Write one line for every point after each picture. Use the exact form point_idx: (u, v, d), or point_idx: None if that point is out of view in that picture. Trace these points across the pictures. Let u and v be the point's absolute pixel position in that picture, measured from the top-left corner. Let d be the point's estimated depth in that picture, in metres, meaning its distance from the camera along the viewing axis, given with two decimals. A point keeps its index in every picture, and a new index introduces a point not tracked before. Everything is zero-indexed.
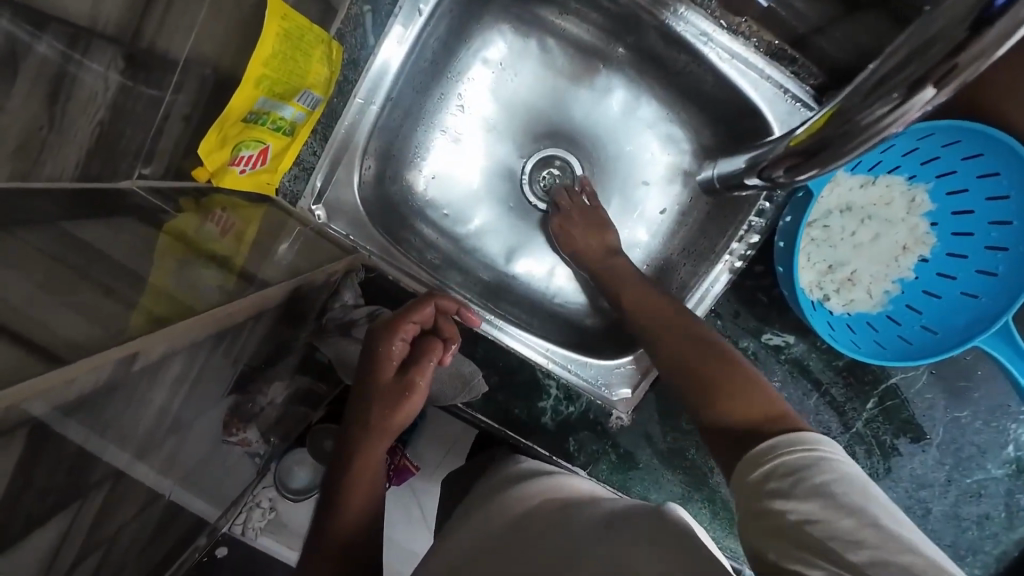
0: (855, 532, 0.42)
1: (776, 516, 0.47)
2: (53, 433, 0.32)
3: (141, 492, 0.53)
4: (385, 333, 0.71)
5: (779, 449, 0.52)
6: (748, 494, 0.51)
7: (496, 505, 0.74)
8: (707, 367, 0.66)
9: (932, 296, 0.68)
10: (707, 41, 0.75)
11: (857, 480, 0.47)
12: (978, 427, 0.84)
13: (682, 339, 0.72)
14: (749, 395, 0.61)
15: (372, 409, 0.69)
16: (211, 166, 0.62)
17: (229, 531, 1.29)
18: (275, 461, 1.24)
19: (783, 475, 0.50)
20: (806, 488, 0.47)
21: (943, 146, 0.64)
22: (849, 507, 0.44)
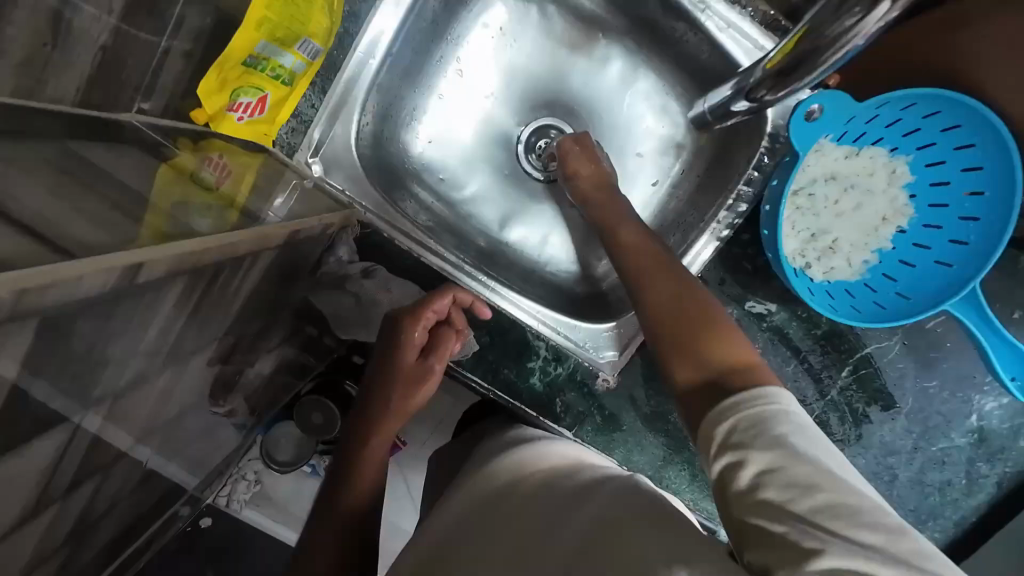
0: (811, 478, 0.47)
1: (740, 472, 0.50)
2: (63, 328, 0.33)
3: (138, 422, 0.54)
4: (408, 322, 0.76)
5: (740, 404, 0.54)
6: (714, 440, 0.54)
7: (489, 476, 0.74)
8: (688, 317, 0.66)
9: (907, 265, 0.71)
10: (704, 9, 0.77)
11: (797, 421, 0.52)
12: (945, 397, 0.88)
13: (674, 284, 0.71)
14: (730, 342, 0.63)
15: (393, 388, 0.74)
16: (211, 109, 0.67)
17: (214, 502, 1.31)
18: (262, 432, 1.25)
19: (746, 428, 0.52)
20: (763, 442, 0.50)
21: (925, 117, 0.65)
22: (804, 455, 0.48)
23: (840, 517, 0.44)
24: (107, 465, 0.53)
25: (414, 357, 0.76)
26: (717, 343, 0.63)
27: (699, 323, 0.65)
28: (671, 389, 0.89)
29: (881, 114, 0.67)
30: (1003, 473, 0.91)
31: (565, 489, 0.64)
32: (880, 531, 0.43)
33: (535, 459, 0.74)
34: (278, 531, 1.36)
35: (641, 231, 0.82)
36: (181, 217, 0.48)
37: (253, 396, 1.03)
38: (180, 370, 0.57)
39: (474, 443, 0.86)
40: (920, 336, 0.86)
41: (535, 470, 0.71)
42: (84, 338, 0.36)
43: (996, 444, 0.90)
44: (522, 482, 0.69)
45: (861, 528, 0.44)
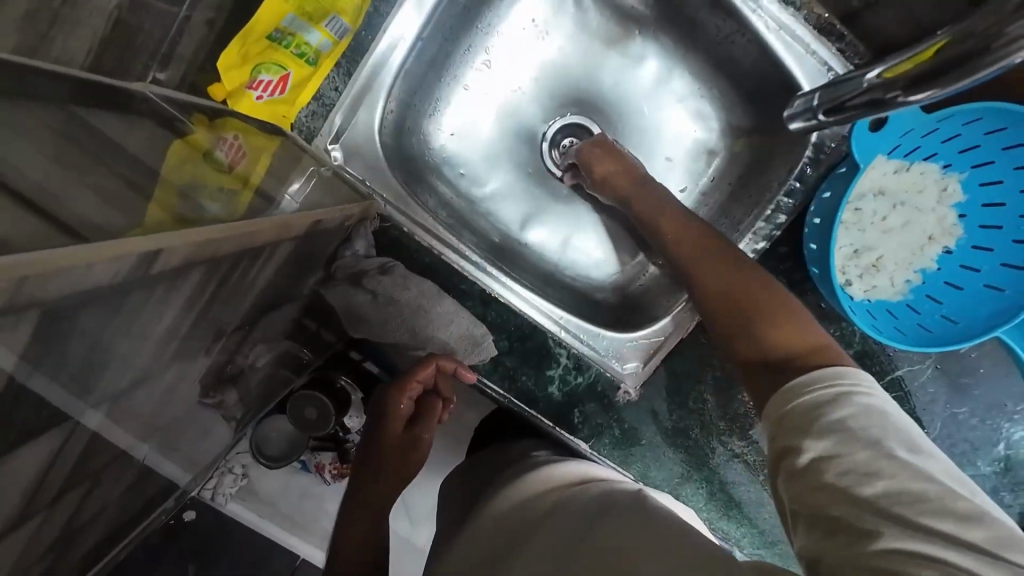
0: (871, 465, 0.45)
1: (795, 456, 0.49)
2: (66, 326, 0.28)
3: (138, 422, 0.50)
4: (395, 393, 0.79)
5: (807, 385, 0.52)
6: (777, 424, 0.53)
7: (512, 496, 0.74)
8: (750, 299, 0.64)
9: (954, 287, 0.68)
10: (756, 8, 0.73)
11: (874, 412, 0.48)
12: (974, 424, 0.85)
13: (725, 266, 0.68)
14: (794, 322, 0.61)
15: (384, 458, 0.79)
16: (229, 85, 0.64)
17: (199, 495, 1.25)
18: (252, 427, 1.19)
19: (805, 412, 0.51)
20: (819, 427, 0.49)
21: (987, 134, 0.63)
22: (867, 441, 0.46)
23: (905, 504, 0.43)
24: (102, 467, 0.48)
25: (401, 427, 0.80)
26: (781, 324, 0.61)
27: (760, 299, 0.64)
28: (694, 404, 0.86)
29: (940, 129, 0.64)
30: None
31: (579, 502, 0.66)
32: (950, 518, 0.42)
33: (556, 478, 0.75)
34: (263, 526, 1.32)
35: (682, 216, 0.77)
36: (196, 201, 0.43)
37: (252, 391, 0.98)
38: (186, 367, 0.52)
39: (497, 468, 0.86)
40: (954, 360, 0.84)
41: (557, 488, 0.72)
42: (88, 336, 0.31)
43: (1021, 474, 0.88)
44: (544, 498, 0.70)
45: (924, 515, 0.42)
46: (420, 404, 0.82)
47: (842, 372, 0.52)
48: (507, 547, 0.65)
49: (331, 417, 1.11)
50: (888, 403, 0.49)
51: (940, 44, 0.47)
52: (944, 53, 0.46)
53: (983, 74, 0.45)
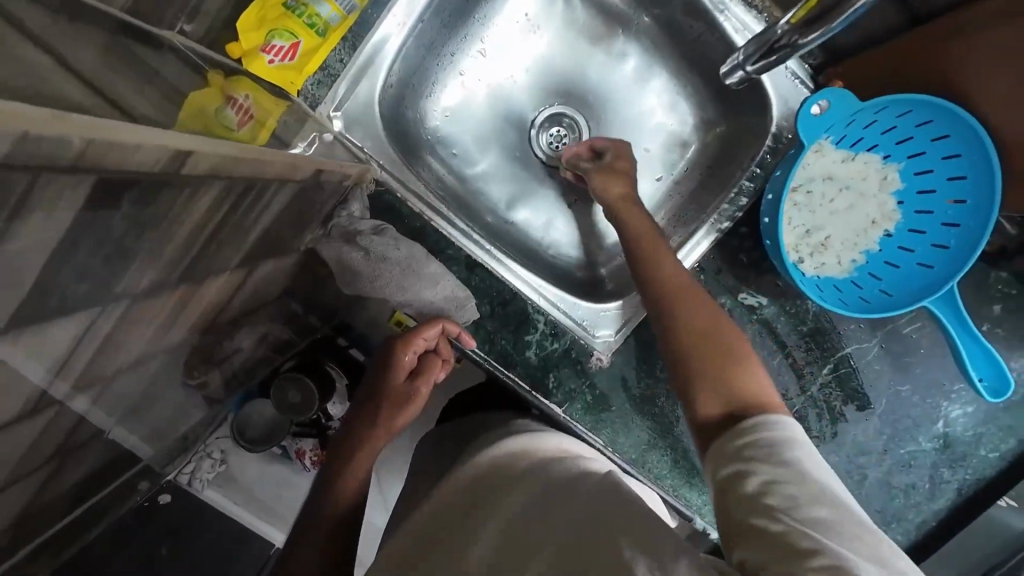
0: (803, 495, 0.51)
1: (745, 485, 0.55)
2: (109, 197, 0.34)
3: (146, 339, 0.54)
4: (398, 345, 0.80)
5: (775, 422, 0.59)
6: (730, 459, 0.58)
7: (489, 455, 0.78)
8: (682, 292, 0.72)
9: (892, 266, 0.76)
10: (724, 11, 0.82)
11: (820, 462, 0.55)
12: (916, 401, 0.93)
13: (671, 262, 0.76)
14: (714, 319, 0.70)
15: (380, 407, 0.79)
16: (246, 44, 0.71)
17: (176, 480, 1.26)
18: (233, 408, 1.22)
19: (773, 442, 0.57)
20: (751, 463, 0.56)
21: (917, 126, 0.70)
22: (801, 475, 0.53)
23: (828, 528, 0.48)
24: (109, 378, 0.53)
25: (402, 378, 0.81)
26: (703, 318, 0.70)
27: (689, 295, 0.72)
28: (661, 374, 0.92)
29: (878, 121, 0.72)
30: (962, 480, 0.96)
31: (549, 474, 0.70)
32: (858, 545, 0.47)
33: (534, 446, 0.79)
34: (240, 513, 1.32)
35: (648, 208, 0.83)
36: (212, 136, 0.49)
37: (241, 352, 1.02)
38: (192, 292, 0.57)
39: (476, 430, 0.91)
40: (898, 340, 0.91)
41: (535, 455, 0.77)
42: (122, 216, 0.36)
43: (959, 451, 0.95)
44: (516, 464, 0.75)
45: (845, 541, 0.47)
46: (420, 360, 0.83)
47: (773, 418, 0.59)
48: (484, 501, 0.69)
49: (314, 403, 1.14)
50: (821, 457, 0.56)
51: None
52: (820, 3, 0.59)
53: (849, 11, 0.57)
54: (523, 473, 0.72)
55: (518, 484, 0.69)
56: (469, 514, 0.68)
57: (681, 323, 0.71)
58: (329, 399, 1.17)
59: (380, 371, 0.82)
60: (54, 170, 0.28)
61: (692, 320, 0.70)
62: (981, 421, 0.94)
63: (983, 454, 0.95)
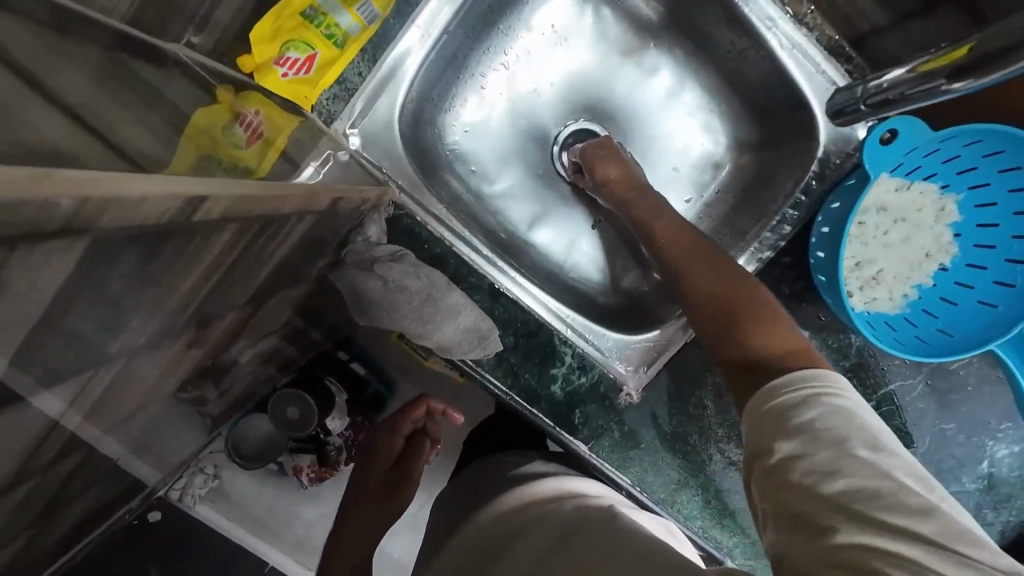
0: (833, 463, 0.45)
1: (767, 452, 0.49)
2: (105, 257, 0.27)
3: (143, 391, 0.48)
4: (386, 430, 0.85)
5: (781, 387, 0.52)
6: (755, 419, 0.52)
7: (496, 509, 0.72)
8: (730, 306, 0.66)
9: (949, 303, 0.71)
10: (771, 26, 0.77)
11: (839, 412, 0.48)
12: (961, 440, 0.88)
13: (712, 271, 0.70)
14: (776, 327, 0.63)
15: (378, 505, 0.80)
16: (259, 57, 0.65)
17: (166, 495, 1.15)
18: (229, 426, 1.13)
19: (775, 413, 0.51)
20: (792, 426, 0.49)
21: (984, 156, 0.66)
22: (831, 439, 0.47)
23: (864, 500, 0.43)
24: (100, 435, 0.46)
25: (388, 465, 0.83)
26: (762, 333, 0.62)
27: (743, 304, 0.66)
28: (694, 410, 0.86)
29: (940, 150, 0.67)
30: (1007, 523, 0.90)
31: (556, 518, 0.63)
32: (903, 513, 0.42)
33: (546, 490, 0.72)
34: (234, 533, 1.23)
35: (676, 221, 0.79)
36: (219, 167, 0.44)
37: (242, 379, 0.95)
38: (197, 335, 0.50)
39: (486, 480, 0.85)
40: (944, 376, 0.86)
41: (546, 500, 0.69)
42: (121, 274, 0.30)
43: (1004, 492, 0.90)
44: (525, 509, 0.68)
45: (883, 511, 0.43)
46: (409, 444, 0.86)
47: (812, 374, 0.52)
48: (499, 555, 0.63)
49: (313, 419, 1.06)
50: (859, 404, 0.49)
51: (967, 45, 0.53)
52: (974, 50, 0.52)
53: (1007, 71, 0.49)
54: (530, 520, 0.66)
55: (534, 532, 0.63)
56: (482, 573, 0.62)
57: (749, 349, 0.61)
58: (329, 415, 1.09)
59: (373, 453, 0.85)
60: (36, 238, 0.22)
61: (763, 349, 0.60)
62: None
63: None
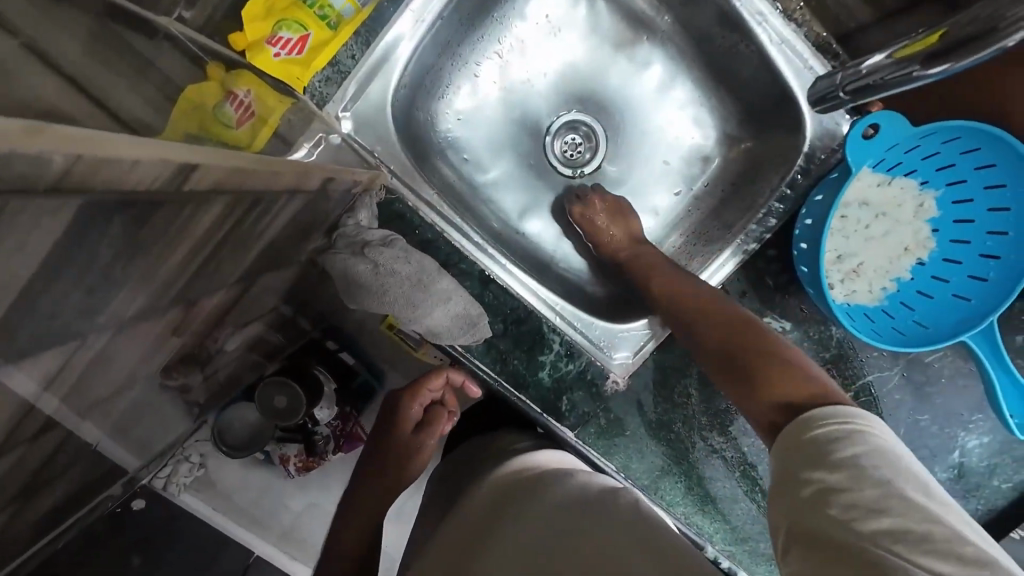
0: (880, 501, 0.47)
1: (810, 483, 0.51)
2: (97, 221, 0.28)
3: (131, 365, 0.47)
4: (405, 399, 0.85)
5: (822, 419, 0.56)
6: (792, 453, 0.55)
7: (488, 482, 0.76)
8: (744, 353, 0.69)
9: (926, 296, 0.73)
10: (762, 21, 0.78)
11: (888, 452, 0.51)
12: (933, 430, 0.91)
13: (718, 323, 0.73)
14: (793, 374, 0.63)
15: (393, 464, 0.83)
16: (251, 36, 0.65)
17: (150, 484, 1.12)
18: (214, 414, 1.12)
19: (817, 444, 0.54)
20: (833, 460, 0.52)
21: (962, 154, 0.68)
22: (877, 478, 0.49)
23: (906, 541, 0.45)
24: (87, 409, 0.46)
25: (408, 431, 0.84)
26: (776, 382, 0.63)
27: (755, 357, 0.68)
28: (679, 398, 0.88)
29: (921, 146, 0.69)
30: (974, 510, 0.94)
31: (558, 491, 0.67)
32: (950, 560, 0.44)
33: (533, 463, 0.76)
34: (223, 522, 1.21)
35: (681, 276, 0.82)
36: (211, 141, 0.44)
37: (229, 364, 0.95)
38: (186, 311, 0.50)
39: (476, 459, 0.87)
40: (919, 368, 0.89)
41: (531, 470, 0.74)
42: (113, 240, 0.30)
43: (973, 481, 0.93)
44: (517, 478, 0.73)
45: (926, 555, 0.44)
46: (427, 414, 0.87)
47: (846, 411, 0.55)
48: (494, 523, 0.66)
49: (300, 409, 1.06)
50: (902, 448, 0.52)
51: (939, 31, 0.55)
52: (946, 37, 0.53)
53: (981, 54, 0.51)
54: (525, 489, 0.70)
55: (529, 503, 0.66)
56: (477, 542, 0.64)
57: (770, 393, 0.64)
58: (317, 404, 1.09)
59: (392, 422, 0.85)
60: (31, 193, 0.22)
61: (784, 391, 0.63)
62: (996, 451, 0.92)
63: (996, 484, 0.93)
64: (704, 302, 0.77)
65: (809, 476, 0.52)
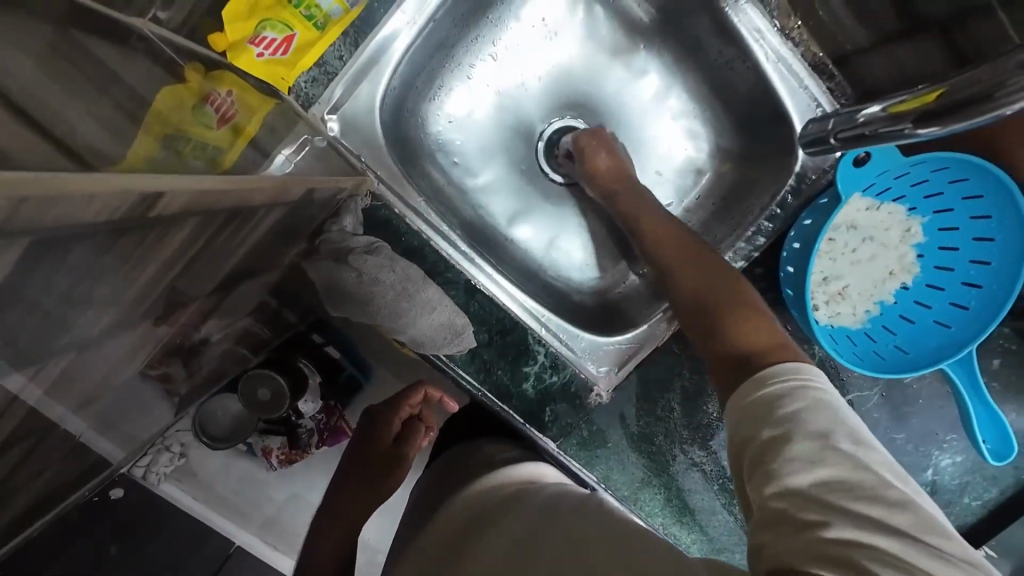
0: (816, 454, 0.47)
1: (756, 440, 0.51)
2: (49, 256, 0.26)
3: (99, 384, 0.46)
4: (387, 412, 0.87)
5: (772, 376, 0.55)
6: (742, 412, 0.55)
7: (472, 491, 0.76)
8: (712, 300, 0.69)
9: (907, 321, 0.74)
10: (758, 38, 0.77)
11: (829, 407, 0.50)
12: (909, 449, 0.92)
13: (692, 267, 0.74)
14: (757, 324, 0.64)
15: (373, 475, 0.83)
16: (230, 36, 0.61)
17: (130, 472, 1.12)
18: (195, 406, 1.09)
19: (766, 400, 0.53)
20: (777, 417, 0.51)
21: (950, 182, 0.68)
22: (817, 432, 0.49)
23: (840, 492, 0.45)
24: (53, 427, 0.44)
25: (390, 441, 0.85)
26: (741, 329, 0.64)
27: (723, 304, 0.68)
28: (662, 412, 0.88)
29: (911, 173, 0.69)
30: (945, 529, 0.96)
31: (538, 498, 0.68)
32: (880, 507, 0.43)
33: (520, 475, 0.77)
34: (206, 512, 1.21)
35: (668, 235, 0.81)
36: (181, 159, 0.42)
37: (211, 363, 0.93)
38: (156, 324, 0.49)
39: (458, 468, 0.86)
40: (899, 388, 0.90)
41: (517, 481, 0.75)
42: (70, 273, 0.29)
43: (944, 498, 0.95)
44: (501, 489, 0.73)
45: (858, 504, 0.44)
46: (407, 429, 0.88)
47: (800, 367, 0.55)
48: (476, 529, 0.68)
49: (285, 402, 1.04)
50: (842, 402, 0.51)
51: (937, 90, 0.50)
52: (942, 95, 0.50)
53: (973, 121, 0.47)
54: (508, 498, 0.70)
55: (509, 512, 0.67)
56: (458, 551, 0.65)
57: (729, 344, 0.64)
58: (302, 398, 1.07)
59: (372, 433, 0.86)
60: None
61: (741, 345, 0.63)
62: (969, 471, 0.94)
63: (967, 502, 0.95)
64: (684, 250, 0.76)
65: (757, 430, 0.52)
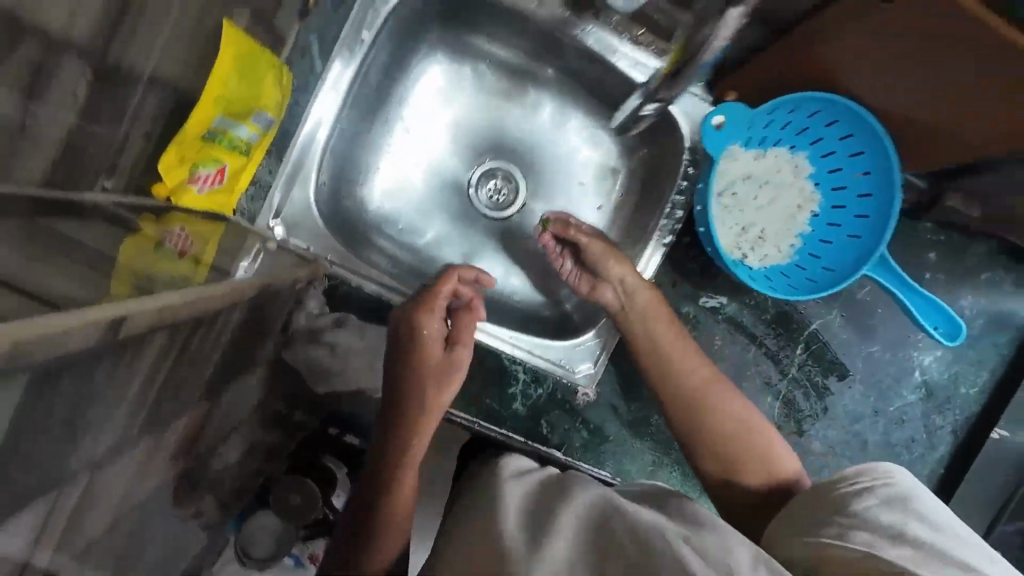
0: (901, 538, 0.54)
1: (829, 527, 0.58)
2: (47, 387, 0.34)
3: (127, 504, 0.52)
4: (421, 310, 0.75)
5: (848, 476, 0.63)
6: (814, 511, 0.62)
7: None
8: (734, 436, 0.78)
9: (827, 243, 0.81)
10: (616, 52, 0.89)
11: (897, 496, 0.60)
12: (889, 358, 0.97)
13: (722, 405, 0.80)
14: (771, 458, 0.77)
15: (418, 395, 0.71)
16: (170, 183, 0.70)
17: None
18: None
19: (846, 492, 0.61)
20: (851, 508, 0.59)
21: (809, 117, 0.77)
22: (896, 524, 0.56)
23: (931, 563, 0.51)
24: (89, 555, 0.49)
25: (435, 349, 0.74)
26: (755, 461, 0.77)
27: (752, 438, 0.78)
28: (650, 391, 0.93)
29: (775, 119, 0.79)
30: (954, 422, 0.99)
31: None
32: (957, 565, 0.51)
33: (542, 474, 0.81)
34: None
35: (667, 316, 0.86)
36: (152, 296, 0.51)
37: None
38: (160, 438, 0.54)
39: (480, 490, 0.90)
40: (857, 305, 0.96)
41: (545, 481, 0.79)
42: (69, 398, 0.36)
43: (942, 396, 0.98)
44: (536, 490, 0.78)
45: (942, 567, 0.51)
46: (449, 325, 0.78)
47: (869, 467, 0.64)
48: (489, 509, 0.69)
49: None
50: (908, 489, 0.61)
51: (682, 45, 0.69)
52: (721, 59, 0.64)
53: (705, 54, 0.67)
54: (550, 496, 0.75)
55: None
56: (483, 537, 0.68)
57: (750, 487, 0.76)
58: None
59: (406, 338, 0.74)
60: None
61: (755, 485, 0.76)
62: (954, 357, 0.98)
63: (965, 392, 0.98)
64: (705, 378, 0.82)
65: (831, 525, 0.58)
